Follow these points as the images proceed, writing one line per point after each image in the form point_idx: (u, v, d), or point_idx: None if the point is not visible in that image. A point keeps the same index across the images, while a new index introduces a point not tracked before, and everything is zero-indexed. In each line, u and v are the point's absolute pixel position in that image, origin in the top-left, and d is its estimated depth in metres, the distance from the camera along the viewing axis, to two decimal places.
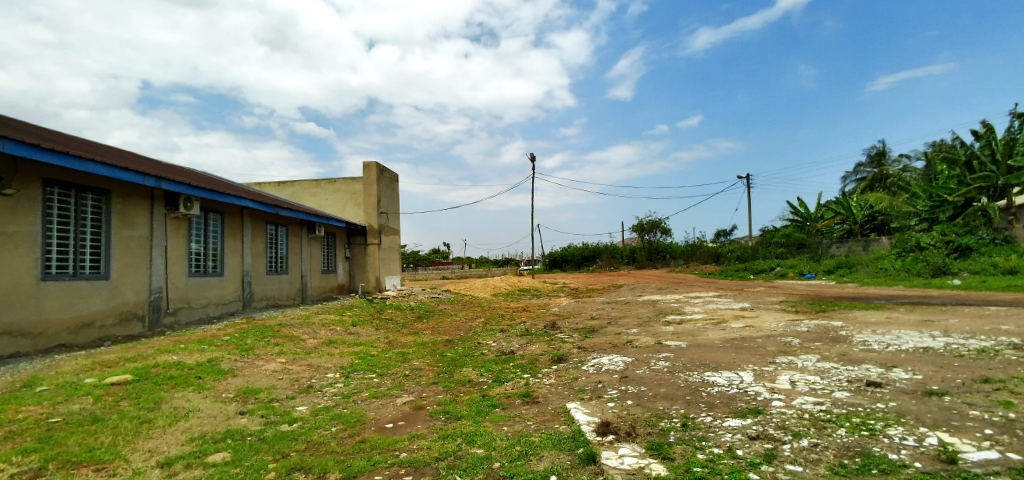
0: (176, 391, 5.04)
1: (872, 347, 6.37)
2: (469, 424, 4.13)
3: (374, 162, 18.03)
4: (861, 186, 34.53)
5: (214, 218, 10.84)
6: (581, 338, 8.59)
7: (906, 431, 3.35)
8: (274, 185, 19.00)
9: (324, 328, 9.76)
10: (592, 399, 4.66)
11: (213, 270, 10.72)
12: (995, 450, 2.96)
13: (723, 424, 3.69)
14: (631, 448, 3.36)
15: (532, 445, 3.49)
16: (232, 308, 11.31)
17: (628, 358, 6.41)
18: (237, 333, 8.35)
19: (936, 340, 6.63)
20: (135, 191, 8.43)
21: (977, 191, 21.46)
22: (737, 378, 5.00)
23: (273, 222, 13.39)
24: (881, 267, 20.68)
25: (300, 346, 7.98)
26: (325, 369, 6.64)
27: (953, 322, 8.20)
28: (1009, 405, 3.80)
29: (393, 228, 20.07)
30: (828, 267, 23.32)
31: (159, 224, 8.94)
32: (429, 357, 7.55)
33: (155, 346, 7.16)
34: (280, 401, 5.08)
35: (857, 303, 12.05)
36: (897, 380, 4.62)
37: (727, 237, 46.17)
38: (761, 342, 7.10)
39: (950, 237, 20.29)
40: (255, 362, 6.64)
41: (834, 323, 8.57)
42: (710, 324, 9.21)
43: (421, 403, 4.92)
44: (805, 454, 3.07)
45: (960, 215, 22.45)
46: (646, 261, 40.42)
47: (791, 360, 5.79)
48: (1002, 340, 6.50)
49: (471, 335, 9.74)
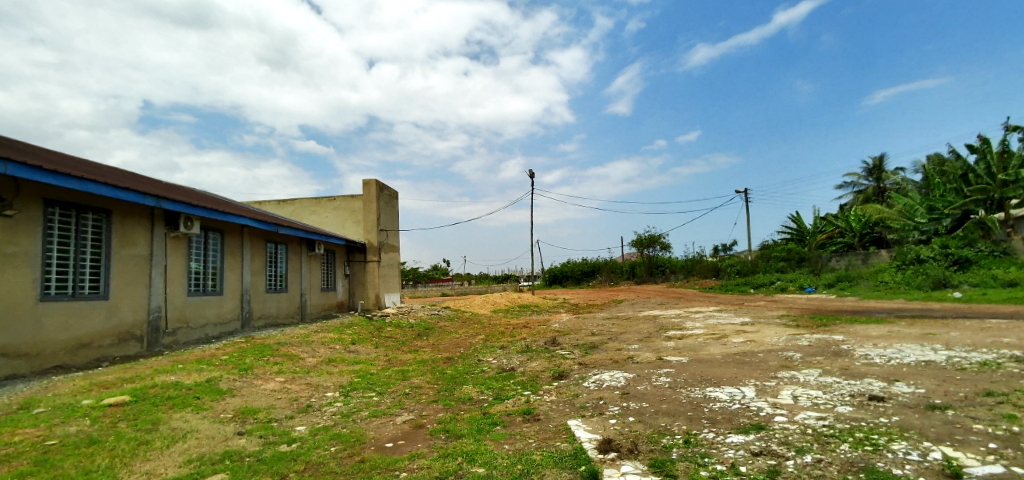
0: (174, 412, 4.99)
1: (874, 361, 6.35)
2: (470, 442, 4.10)
3: (373, 180, 18.16)
4: (859, 200, 34.61)
5: (214, 237, 10.87)
6: (582, 354, 8.53)
7: (909, 445, 3.33)
8: (274, 203, 19.12)
9: (324, 347, 9.71)
10: (594, 415, 4.63)
11: (212, 289, 10.71)
12: (1000, 465, 2.94)
13: (725, 440, 3.66)
14: (634, 466, 3.33)
15: (534, 463, 3.46)
16: (231, 327, 11.26)
17: (629, 373, 6.39)
18: (236, 353, 8.30)
19: (938, 354, 6.61)
20: (135, 210, 8.47)
21: (974, 204, 21.58)
22: (739, 393, 4.99)
23: (272, 240, 13.38)
24: (881, 280, 20.63)
25: (299, 365, 7.94)
26: (324, 388, 6.59)
27: (955, 335, 8.17)
28: (1012, 418, 3.78)
29: (392, 245, 20.13)
30: (828, 281, 23.34)
31: (158, 243, 8.96)
32: (429, 374, 7.52)
33: (153, 366, 7.11)
34: (279, 421, 5.03)
35: (857, 316, 12.01)
36: (899, 395, 4.60)
37: (727, 251, 46.49)
38: (762, 357, 7.07)
39: (950, 250, 20.25)
40: (254, 381, 6.60)
41: (835, 337, 8.54)
42: (711, 339, 9.18)
43: (421, 422, 4.89)
44: (809, 470, 3.04)
45: (959, 227, 22.51)
46: (646, 276, 40.37)
47: (793, 374, 5.78)
48: (1004, 352, 6.48)
49: (471, 352, 9.69)
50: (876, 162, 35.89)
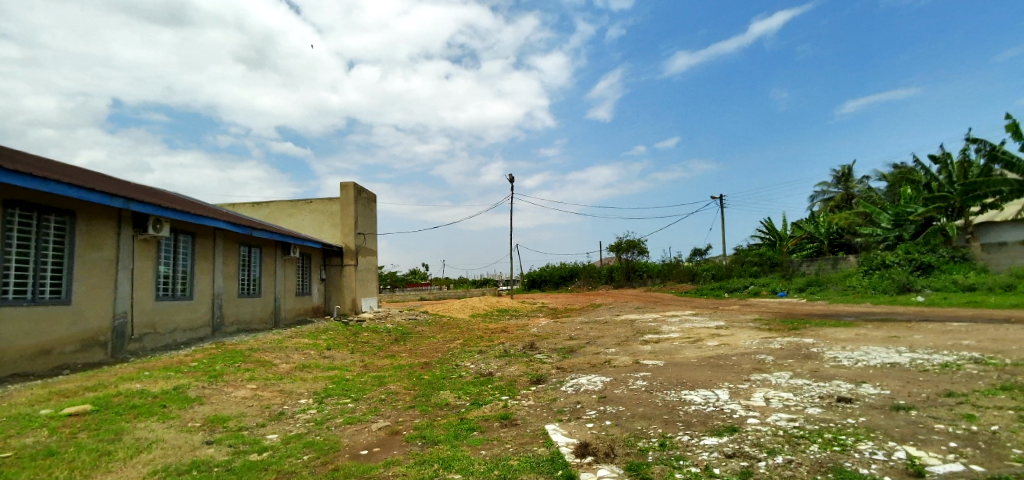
0: (139, 421, 4.81)
1: (842, 363, 6.53)
2: (446, 448, 4.06)
3: (351, 183, 17.92)
4: (828, 207, 35.73)
5: (184, 240, 10.55)
6: (560, 358, 8.55)
7: (875, 445, 3.43)
8: (249, 206, 18.70)
9: (298, 353, 9.51)
10: (571, 420, 4.64)
11: (182, 294, 10.39)
12: (960, 463, 3.05)
13: (700, 443, 3.71)
14: (610, 469, 3.34)
15: (511, 469, 3.45)
16: (201, 332, 10.95)
17: (606, 378, 6.43)
18: (206, 359, 8.06)
19: (902, 356, 6.83)
20: (102, 212, 8.19)
21: (936, 211, 22.42)
22: (713, 396, 5.07)
23: (246, 243, 13.07)
24: (849, 285, 21.28)
25: (272, 371, 7.76)
26: (298, 395, 6.45)
27: (918, 338, 8.45)
28: (971, 418, 3.93)
29: (370, 249, 19.87)
30: (799, 285, 23.98)
31: (126, 246, 8.67)
32: (406, 380, 7.43)
33: (118, 373, 6.86)
34: (250, 429, 4.91)
35: (827, 319, 12.34)
36: (866, 396, 4.74)
37: (702, 256, 47.43)
38: (736, 360, 7.20)
39: (914, 256, 21.07)
40: (224, 388, 6.42)
41: (806, 340, 8.76)
42: (687, 343, 9.31)
43: (397, 428, 4.82)
44: (780, 471, 3.10)
45: (921, 233, 23.47)
46: (623, 281, 40.79)
47: (765, 377, 5.90)
48: (964, 355, 6.73)
49: (449, 357, 9.62)
50: (844, 171, 37.12)
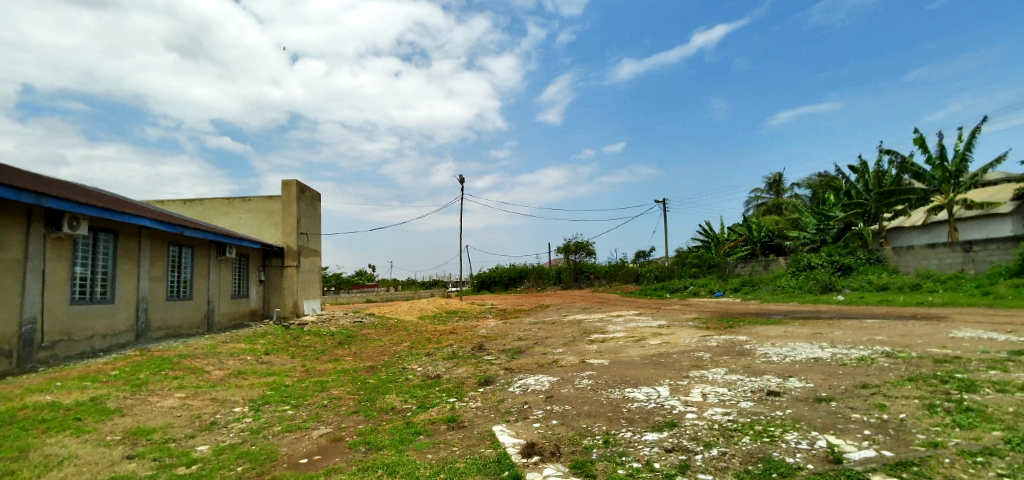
0: (48, 437, 4.39)
1: (772, 359, 6.96)
2: (391, 453, 3.97)
3: (293, 180, 17.17)
4: (761, 211, 37.99)
5: (106, 239, 9.75)
6: (508, 359, 8.59)
7: (800, 435, 3.68)
8: (180, 203, 17.52)
9: (233, 358, 9.01)
10: (518, 420, 4.66)
11: (102, 297, 9.60)
12: (872, 449, 3.32)
13: (642, 438, 3.84)
14: (556, 468, 3.39)
15: (457, 471, 3.42)
16: (123, 339, 10.15)
17: (553, 377, 6.52)
18: (128, 367, 7.46)
19: (824, 351, 7.39)
20: (8, 207, 7.43)
21: (854, 216, 24.24)
22: (654, 393, 5.26)
23: (176, 243, 12.25)
24: (779, 285, 22.71)
25: (204, 379, 7.30)
26: (232, 403, 6.10)
27: (838, 334, 9.14)
28: (882, 407, 4.30)
29: (314, 249, 19.16)
30: (735, 285, 25.34)
31: (37, 245, 7.91)
32: (350, 385, 7.21)
33: (23, 384, 6.22)
34: (178, 441, 4.59)
35: (758, 318, 13.09)
36: (792, 389, 5.08)
37: (646, 258, 49.16)
38: (676, 358, 7.51)
39: (835, 258, 22.81)
40: (148, 398, 5.97)
41: (739, 338, 9.26)
42: (630, 342, 9.61)
43: (339, 435, 4.66)
44: (714, 463, 3.25)
45: (842, 237, 25.52)
46: (571, 281, 41.53)
47: (703, 373, 6.19)
48: (876, 349, 7.37)
49: (395, 360, 9.42)
50: (776, 178, 39.61)
